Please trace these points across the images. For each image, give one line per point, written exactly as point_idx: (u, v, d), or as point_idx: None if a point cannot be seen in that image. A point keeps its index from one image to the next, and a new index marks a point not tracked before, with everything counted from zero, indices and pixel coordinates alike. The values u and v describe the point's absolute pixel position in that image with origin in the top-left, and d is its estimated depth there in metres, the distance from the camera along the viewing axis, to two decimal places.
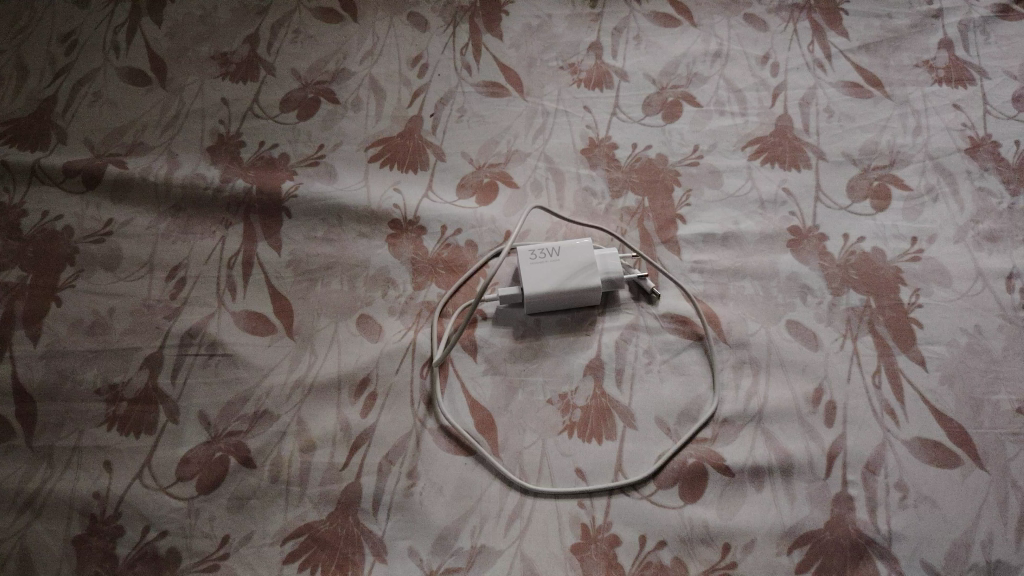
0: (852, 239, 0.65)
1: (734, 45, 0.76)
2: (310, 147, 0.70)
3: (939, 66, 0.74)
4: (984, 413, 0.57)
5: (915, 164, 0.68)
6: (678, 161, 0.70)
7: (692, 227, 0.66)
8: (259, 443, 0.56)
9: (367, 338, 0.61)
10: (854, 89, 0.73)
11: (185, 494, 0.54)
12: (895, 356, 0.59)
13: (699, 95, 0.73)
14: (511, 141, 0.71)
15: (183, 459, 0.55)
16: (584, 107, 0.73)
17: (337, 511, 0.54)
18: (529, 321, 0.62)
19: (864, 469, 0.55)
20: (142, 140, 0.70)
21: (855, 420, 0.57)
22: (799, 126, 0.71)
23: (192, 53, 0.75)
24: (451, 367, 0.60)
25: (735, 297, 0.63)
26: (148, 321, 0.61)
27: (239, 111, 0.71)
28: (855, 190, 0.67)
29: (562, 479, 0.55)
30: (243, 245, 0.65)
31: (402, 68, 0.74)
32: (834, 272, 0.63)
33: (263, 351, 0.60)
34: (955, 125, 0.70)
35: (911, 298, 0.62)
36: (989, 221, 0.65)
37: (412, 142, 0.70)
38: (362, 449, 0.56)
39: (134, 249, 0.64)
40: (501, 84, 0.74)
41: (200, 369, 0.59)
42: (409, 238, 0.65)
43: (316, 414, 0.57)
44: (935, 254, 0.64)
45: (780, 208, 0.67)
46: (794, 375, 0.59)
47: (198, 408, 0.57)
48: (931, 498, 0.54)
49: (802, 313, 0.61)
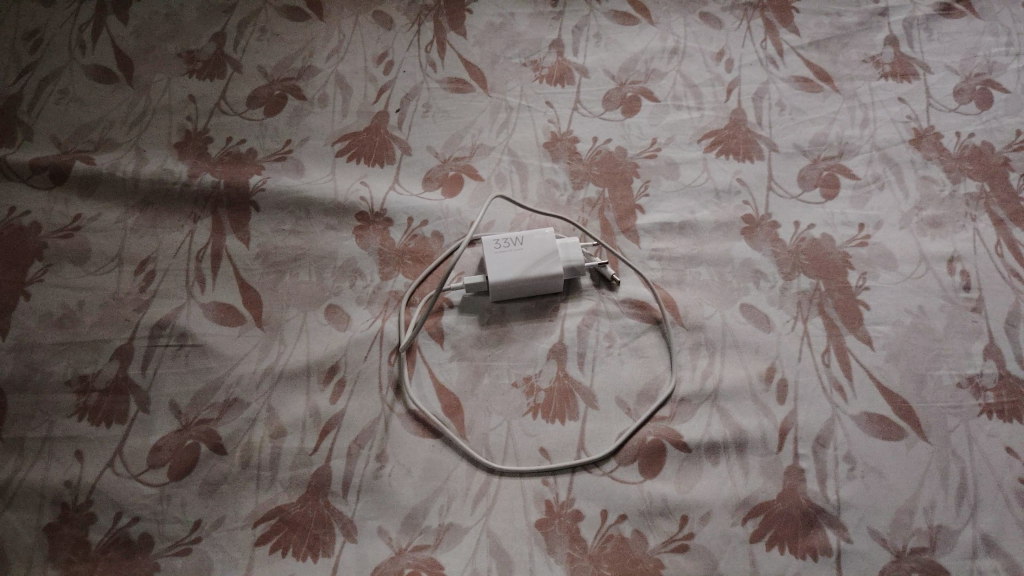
0: (803, 226, 0.68)
1: (690, 41, 0.79)
2: (277, 142, 0.71)
3: (885, 62, 0.77)
4: (927, 388, 0.60)
5: (863, 154, 0.72)
6: (637, 154, 0.72)
7: (652, 216, 0.69)
8: (229, 430, 0.57)
9: (335, 327, 0.62)
10: (805, 84, 0.76)
11: (157, 481, 0.55)
12: (843, 335, 0.62)
13: (657, 90, 0.76)
14: (475, 136, 0.73)
15: (155, 447, 0.56)
16: (547, 103, 0.75)
17: (308, 494, 0.55)
18: (494, 308, 0.64)
19: (815, 443, 0.58)
20: (109, 137, 0.70)
21: (806, 397, 0.60)
22: (752, 120, 0.74)
23: (159, 51, 0.75)
24: (417, 354, 0.61)
25: (692, 282, 0.65)
26: (117, 313, 0.62)
27: (206, 107, 0.72)
28: (805, 179, 0.70)
29: (526, 458, 0.57)
30: (211, 238, 0.66)
31: (367, 65, 0.76)
32: (785, 258, 0.66)
33: (232, 341, 0.61)
34: (900, 117, 0.74)
35: (859, 281, 0.65)
36: (932, 208, 0.68)
37: (379, 136, 0.72)
38: (332, 434, 0.57)
39: (103, 243, 0.65)
40: (465, 80, 0.76)
41: (170, 359, 0.60)
42: (376, 229, 0.67)
43: (286, 401, 0.59)
44: (881, 239, 0.67)
45: (734, 198, 0.70)
46: (748, 356, 0.61)
47: (169, 398, 0.58)
48: (877, 468, 0.57)
49: (755, 297, 0.64)
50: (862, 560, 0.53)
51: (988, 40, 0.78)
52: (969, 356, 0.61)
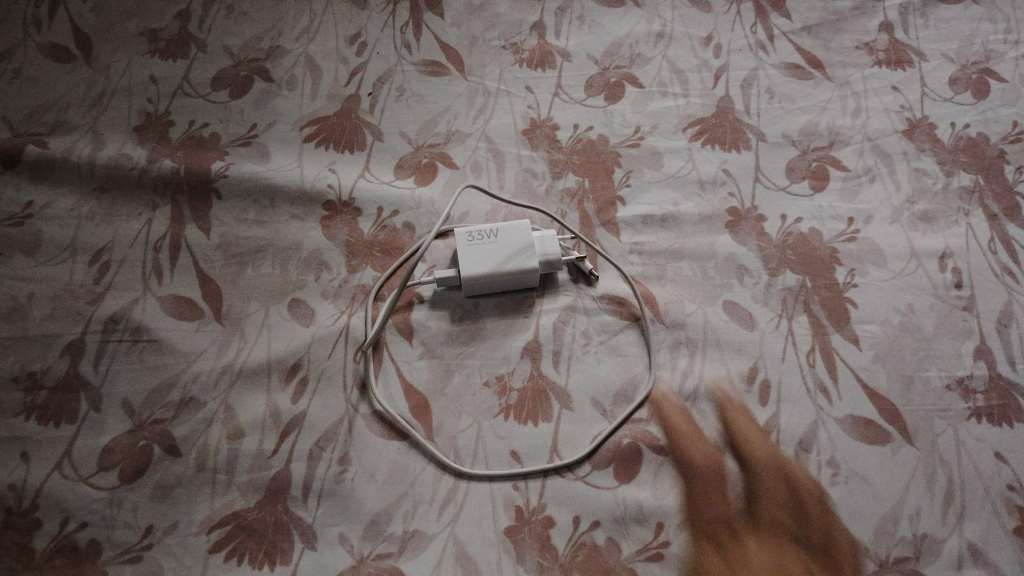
0: (790, 220, 0.65)
1: (677, 25, 0.76)
2: (242, 126, 0.68)
3: (879, 49, 0.74)
4: (914, 390, 0.58)
5: (854, 145, 0.69)
6: (619, 142, 0.69)
7: (633, 208, 0.66)
8: (185, 431, 0.55)
9: (299, 322, 0.59)
10: (796, 71, 0.73)
11: (107, 484, 0.53)
12: (829, 335, 0.60)
13: (641, 76, 0.73)
14: (451, 121, 0.69)
15: (106, 449, 0.54)
16: (526, 87, 0.71)
17: (266, 498, 0.53)
18: (466, 303, 0.61)
19: (797, 447, 0.55)
20: (64, 119, 0.67)
21: (789, 399, 0.57)
22: (740, 108, 0.71)
23: (119, 28, 0.72)
24: (385, 351, 0.59)
25: (673, 278, 0.63)
26: (69, 306, 0.59)
27: (169, 89, 0.69)
28: (793, 171, 0.67)
29: (496, 462, 0.54)
30: (170, 227, 0.62)
31: (339, 46, 0.72)
32: (771, 253, 0.63)
33: (189, 336, 0.58)
34: (894, 107, 0.71)
35: (846, 278, 0.62)
36: (924, 202, 0.66)
37: (349, 121, 0.69)
38: (293, 435, 0.55)
39: (56, 232, 0.61)
40: (442, 63, 0.72)
41: (124, 356, 0.57)
42: (344, 219, 0.64)
43: (245, 400, 0.56)
44: (871, 234, 0.64)
45: (719, 189, 0.67)
46: (730, 355, 0.59)
47: (122, 397, 0.56)
48: (862, 474, 0.54)
49: (738, 294, 0.61)
50: (808, 522, 0.53)
51: (986, 27, 0.75)
52: (959, 357, 0.59)
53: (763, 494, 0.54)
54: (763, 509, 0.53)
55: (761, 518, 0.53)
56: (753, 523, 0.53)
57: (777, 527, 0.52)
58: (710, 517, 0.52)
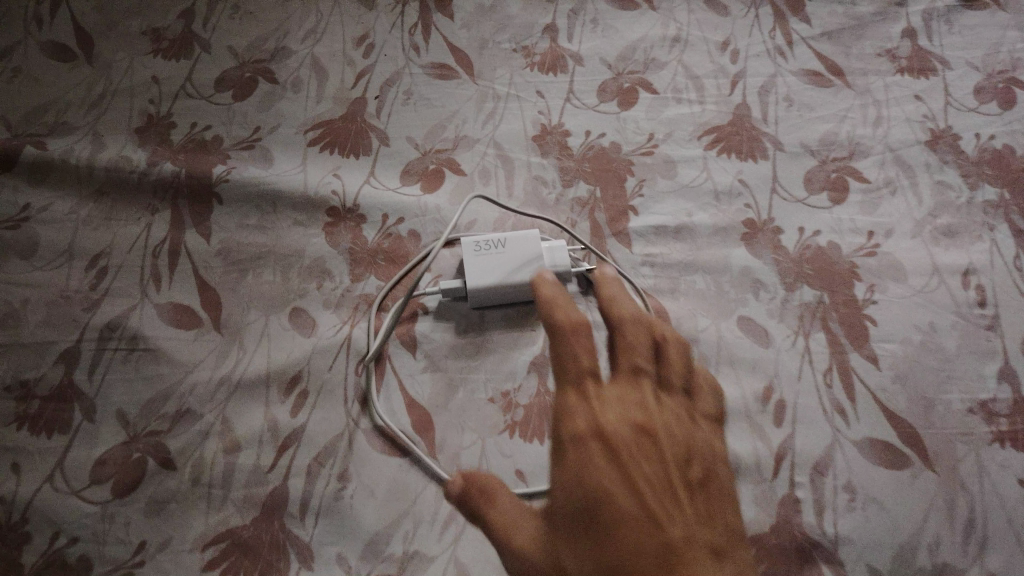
0: (808, 233, 0.63)
1: (694, 29, 0.73)
2: (245, 129, 0.66)
3: (902, 56, 0.72)
4: (935, 412, 0.55)
5: (875, 156, 0.67)
6: (632, 150, 0.67)
7: (645, 219, 0.64)
8: (180, 444, 0.53)
9: (299, 332, 0.57)
10: (816, 78, 0.71)
11: (99, 497, 0.51)
12: (847, 353, 0.58)
13: (656, 81, 0.71)
14: (459, 126, 0.67)
15: (99, 461, 0.52)
16: (537, 92, 0.70)
17: (262, 515, 0.51)
18: (472, 315, 0.59)
19: (813, 470, 0.53)
20: (64, 120, 0.65)
21: (805, 420, 0.55)
22: (757, 115, 0.69)
23: (122, 27, 0.70)
24: (387, 364, 0.57)
25: (686, 292, 0.61)
26: (65, 313, 0.57)
27: (171, 90, 0.67)
28: (811, 182, 0.65)
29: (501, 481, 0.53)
30: (169, 232, 0.61)
31: (346, 47, 0.70)
32: (788, 267, 0.61)
33: (187, 346, 0.56)
34: (916, 116, 0.68)
35: (866, 294, 0.60)
36: (946, 216, 0.63)
37: (355, 125, 0.67)
38: (291, 450, 0.53)
39: (53, 235, 0.60)
40: (450, 66, 0.70)
41: (119, 365, 0.56)
42: (348, 226, 0.62)
43: (242, 413, 0.54)
44: (891, 249, 0.62)
45: (735, 200, 0.65)
46: (745, 374, 0.57)
47: (117, 407, 0.54)
48: (880, 500, 0.52)
49: (753, 309, 0.59)
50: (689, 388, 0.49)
51: (1014, 35, 0.72)
52: (982, 379, 0.57)
53: (627, 339, 0.49)
54: (631, 355, 0.48)
55: (618, 368, 0.48)
56: (623, 368, 0.48)
57: (632, 362, 0.48)
58: (575, 360, 0.45)
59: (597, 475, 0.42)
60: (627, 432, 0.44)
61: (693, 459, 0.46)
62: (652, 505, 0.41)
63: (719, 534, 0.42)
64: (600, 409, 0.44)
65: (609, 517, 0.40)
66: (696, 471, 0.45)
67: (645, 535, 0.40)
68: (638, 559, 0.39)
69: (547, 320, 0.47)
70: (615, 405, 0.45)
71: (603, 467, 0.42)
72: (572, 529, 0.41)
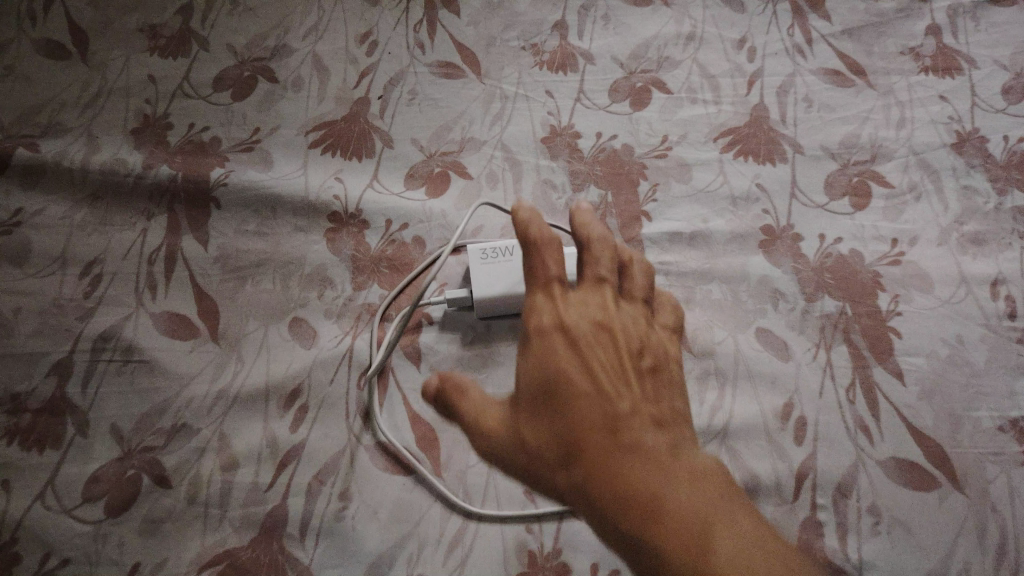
0: (829, 240, 0.60)
1: (709, 26, 0.71)
2: (244, 130, 0.64)
3: (926, 54, 0.69)
4: (963, 431, 0.53)
5: (898, 159, 0.64)
6: (645, 153, 0.65)
7: (659, 225, 0.62)
8: (175, 461, 0.51)
9: (299, 344, 0.55)
10: (836, 77, 0.68)
11: (91, 516, 0.49)
12: (870, 367, 0.55)
13: (670, 80, 0.68)
14: (466, 128, 0.65)
15: (91, 478, 0.50)
16: (546, 92, 0.67)
17: (261, 536, 0.49)
18: (479, 325, 0.57)
19: (836, 491, 0.51)
20: (58, 120, 0.63)
21: (827, 438, 0.53)
22: (776, 116, 0.66)
23: (118, 24, 0.68)
24: (391, 377, 0.55)
25: (702, 301, 0.58)
26: (57, 322, 0.55)
27: (167, 90, 0.65)
28: (832, 187, 0.63)
29: (508, 501, 0.51)
30: (166, 238, 0.59)
31: (349, 45, 0.68)
32: (808, 276, 0.59)
33: (183, 357, 0.54)
34: (941, 118, 0.66)
35: (889, 306, 0.57)
36: (973, 223, 0.61)
37: (358, 127, 0.65)
38: (290, 468, 0.51)
39: (45, 242, 0.58)
40: (456, 65, 0.68)
41: (113, 377, 0.54)
42: (350, 233, 0.60)
43: (240, 428, 0.52)
44: (916, 257, 0.60)
45: (753, 206, 0.62)
46: (763, 389, 0.55)
47: (110, 421, 0.52)
48: (906, 523, 0.50)
49: (772, 321, 0.57)
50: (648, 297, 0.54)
51: None
52: (1012, 395, 0.54)
53: (592, 252, 0.52)
54: (594, 265, 0.52)
55: (583, 278, 0.52)
56: (587, 277, 0.52)
57: (598, 272, 0.51)
58: (544, 269, 0.49)
59: (556, 357, 0.46)
60: (585, 326, 0.48)
61: (646, 352, 0.50)
62: (605, 388, 0.45)
63: (668, 411, 0.46)
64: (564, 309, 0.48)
65: (569, 396, 0.44)
66: (647, 360, 0.49)
67: (599, 411, 0.44)
68: (585, 424, 0.43)
69: (522, 237, 0.50)
70: (577, 307, 0.49)
71: (564, 357, 0.46)
72: (534, 408, 0.45)
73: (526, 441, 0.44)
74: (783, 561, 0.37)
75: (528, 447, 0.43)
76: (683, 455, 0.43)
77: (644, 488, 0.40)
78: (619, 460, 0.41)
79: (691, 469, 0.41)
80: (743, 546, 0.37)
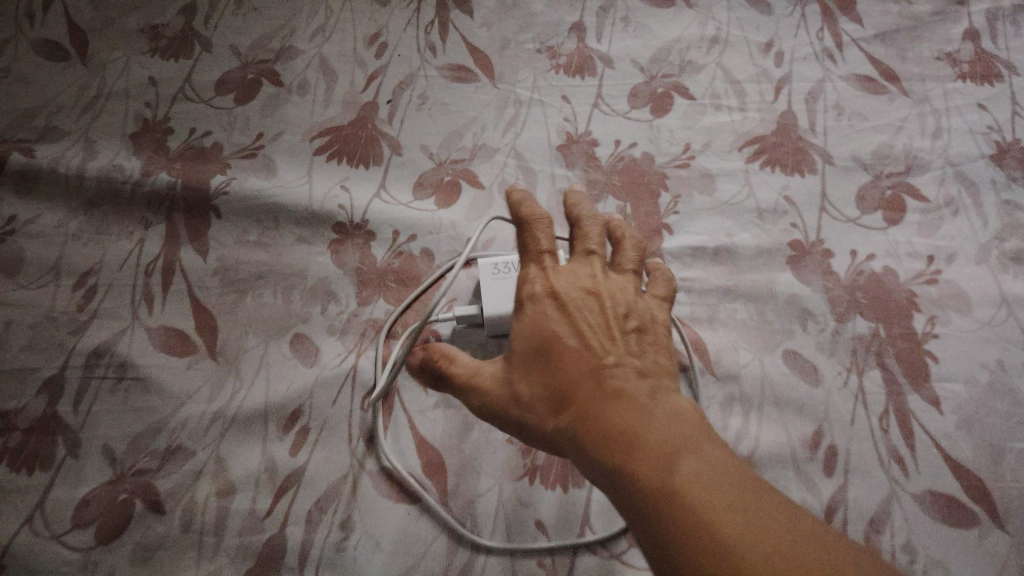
0: (861, 257, 0.57)
1: (734, 29, 0.68)
2: (247, 135, 0.61)
3: (963, 60, 0.65)
4: (1005, 464, 0.49)
5: (934, 171, 0.60)
6: (666, 162, 0.61)
7: (680, 239, 0.59)
8: (169, 485, 0.48)
9: (301, 362, 0.53)
10: (868, 83, 0.65)
11: (82, 543, 0.46)
12: (905, 394, 0.52)
13: (692, 86, 0.65)
14: (478, 134, 0.62)
15: (83, 502, 0.47)
16: (563, 97, 0.64)
17: (258, 566, 0.46)
18: (489, 344, 0.54)
19: (868, 527, 0.48)
20: (55, 125, 0.61)
21: (858, 469, 0.49)
22: (804, 124, 0.63)
23: (119, 24, 0.65)
24: (396, 398, 0.52)
25: (726, 321, 0.55)
26: (50, 337, 0.53)
27: (168, 93, 0.63)
28: (864, 201, 0.59)
29: (519, 533, 0.48)
30: (164, 248, 0.56)
31: (357, 47, 0.65)
32: (839, 295, 0.56)
33: (179, 375, 0.52)
34: (980, 127, 0.62)
35: (925, 327, 0.54)
36: (1015, 240, 0.57)
37: (365, 132, 0.62)
38: (289, 494, 0.48)
39: (39, 251, 0.55)
40: (469, 68, 0.65)
41: (107, 395, 0.51)
42: (356, 244, 0.57)
43: (237, 452, 0.49)
44: (953, 276, 0.56)
45: (780, 219, 0.59)
46: (791, 416, 0.51)
47: (103, 441, 0.49)
48: (944, 563, 0.46)
49: (800, 342, 0.54)
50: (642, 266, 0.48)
51: None
52: None
53: (583, 223, 0.47)
54: (584, 239, 0.46)
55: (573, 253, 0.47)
56: (578, 251, 0.46)
57: (590, 243, 0.46)
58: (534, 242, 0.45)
59: (542, 322, 0.42)
60: (573, 293, 0.44)
61: (638, 316, 0.44)
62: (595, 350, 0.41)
63: (664, 368, 0.42)
64: (555, 279, 0.44)
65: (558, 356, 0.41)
66: (634, 322, 0.44)
67: (586, 372, 0.40)
68: (568, 376, 0.40)
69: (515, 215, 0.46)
70: (568, 276, 0.45)
71: (555, 324, 0.42)
72: (526, 364, 0.42)
73: (518, 395, 0.41)
74: (765, 496, 0.33)
75: (518, 400, 0.41)
76: (672, 404, 0.39)
77: (624, 427, 0.37)
78: (603, 406, 0.38)
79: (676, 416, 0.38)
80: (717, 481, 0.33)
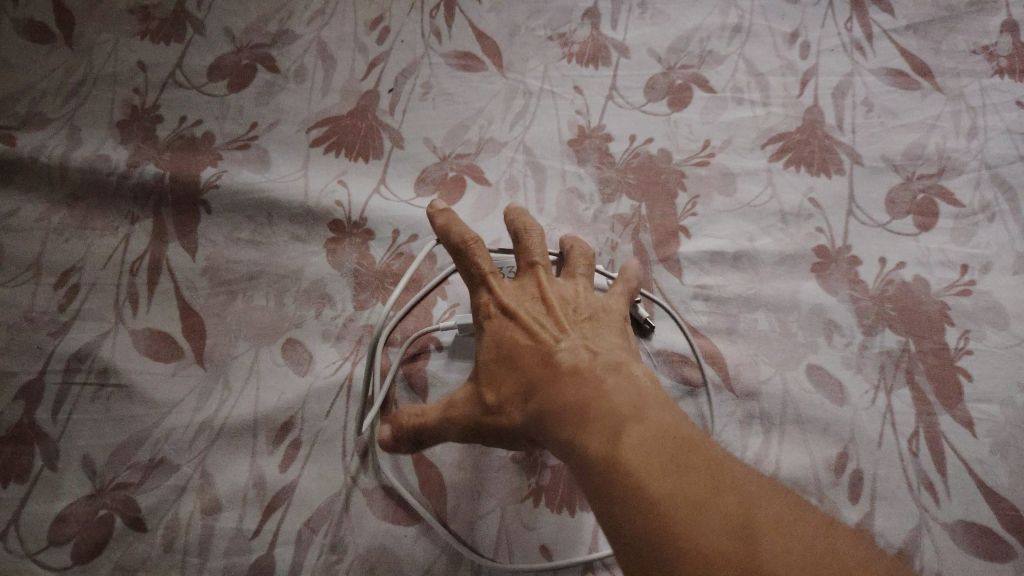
0: (890, 265, 0.54)
1: (757, 18, 0.64)
2: (241, 125, 0.58)
3: (1001, 54, 0.61)
4: None
5: (969, 173, 0.56)
6: (683, 160, 0.58)
7: (697, 243, 0.55)
8: (152, 501, 0.45)
9: (293, 369, 0.50)
10: (899, 78, 0.61)
11: (57, 563, 0.43)
12: (936, 414, 0.48)
13: (712, 78, 0.61)
14: (484, 127, 0.59)
15: (59, 518, 0.44)
16: (575, 88, 0.60)
17: None
18: None
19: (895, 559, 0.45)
20: (38, 112, 0.57)
21: (885, 496, 0.46)
22: (832, 121, 0.59)
23: (107, 4, 0.62)
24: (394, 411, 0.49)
25: (746, 333, 0.52)
26: (28, 339, 0.50)
27: (158, 78, 0.59)
28: (895, 205, 0.56)
29: (522, 556, 0.45)
30: (150, 245, 0.53)
31: (358, 31, 0.62)
32: (866, 306, 0.52)
33: (164, 382, 0.49)
34: (1018, 127, 0.58)
35: (958, 343, 0.51)
36: None
37: (365, 124, 0.58)
38: (279, 512, 0.45)
39: (18, 247, 0.52)
40: (476, 55, 0.61)
41: (87, 402, 0.48)
42: (353, 243, 0.54)
43: (224, 466, 0.47)
44: (989, 287, 0.52)
45: (804, 223, 0.56)
46: (814, 436, 0.48)
47: (82, 453, 0.46)
48: None
49: (824, 357, 0.51)
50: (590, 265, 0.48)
51: None
52: None
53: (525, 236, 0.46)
54: (526, 252, 0.46)
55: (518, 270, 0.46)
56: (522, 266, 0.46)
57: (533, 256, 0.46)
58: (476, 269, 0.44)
59: (500, 336, 0.42)
60: (523, 304, 0.43)
61: (589, 307, 0.43)
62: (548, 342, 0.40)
63: (619, 345, 0.41)
64: (506, 297, 0.43)
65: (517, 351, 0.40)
66: (586, 312, 0.43)
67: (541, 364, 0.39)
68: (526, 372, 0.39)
69: (448, 242, 0.45)
70: (515, 291, 0.44)
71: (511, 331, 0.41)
72: (491, 371, 0.41)
73: (486, 401, 0.40)
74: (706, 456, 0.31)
75: (486, 407, 0.40)
76: (628, 372, 0.37)
77: (581, 405, 0.35)
78: (562, 386, 0.37)
79: (632, 384, 0.36)
80: (669, 452, 0.31)
